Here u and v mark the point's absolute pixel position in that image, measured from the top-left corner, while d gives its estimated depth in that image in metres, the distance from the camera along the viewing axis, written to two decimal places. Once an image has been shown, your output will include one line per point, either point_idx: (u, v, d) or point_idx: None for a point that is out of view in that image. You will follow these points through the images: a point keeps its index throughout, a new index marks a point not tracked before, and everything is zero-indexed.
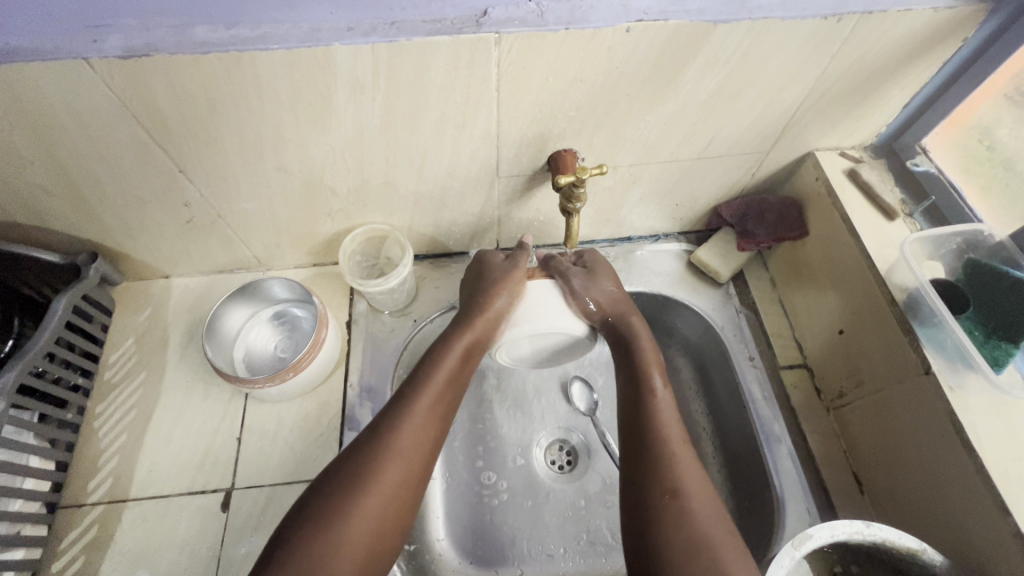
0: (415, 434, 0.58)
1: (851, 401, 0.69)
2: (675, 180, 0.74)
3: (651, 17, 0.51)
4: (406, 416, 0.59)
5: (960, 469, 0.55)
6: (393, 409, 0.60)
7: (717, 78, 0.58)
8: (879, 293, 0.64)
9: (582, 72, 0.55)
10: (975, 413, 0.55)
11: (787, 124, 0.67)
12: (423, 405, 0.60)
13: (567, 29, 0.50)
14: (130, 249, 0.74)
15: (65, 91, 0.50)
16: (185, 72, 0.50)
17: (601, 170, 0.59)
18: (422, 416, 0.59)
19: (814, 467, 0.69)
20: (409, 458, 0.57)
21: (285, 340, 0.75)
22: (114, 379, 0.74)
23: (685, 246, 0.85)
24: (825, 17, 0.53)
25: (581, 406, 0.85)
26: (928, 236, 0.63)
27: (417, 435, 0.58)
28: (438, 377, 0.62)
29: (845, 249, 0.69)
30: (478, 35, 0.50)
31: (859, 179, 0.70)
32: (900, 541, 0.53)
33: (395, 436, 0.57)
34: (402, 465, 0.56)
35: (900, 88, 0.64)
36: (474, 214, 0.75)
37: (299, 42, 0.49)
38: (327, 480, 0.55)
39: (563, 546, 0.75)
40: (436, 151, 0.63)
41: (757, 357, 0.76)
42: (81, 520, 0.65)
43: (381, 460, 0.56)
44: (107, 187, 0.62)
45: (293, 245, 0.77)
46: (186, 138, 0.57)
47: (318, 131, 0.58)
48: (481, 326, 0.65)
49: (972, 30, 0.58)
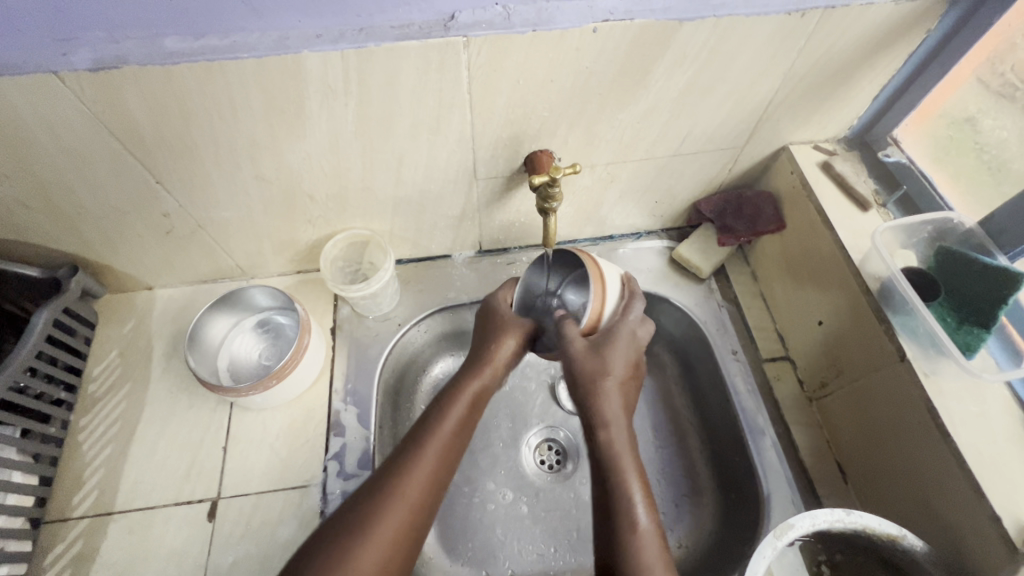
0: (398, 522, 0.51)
1: (832, 391, 0.69)
2: (652, 178, 0.75)
3: (617, 17, 0.51)
4: (391, 499, 0.52)
5: (943, 466, 0.55)
6: (366, 497, 0.52)
7: (686, 75, 0.59)
8: (853, 284, 0.64)
9: (552, 73, 0.56)
10: (950, 398, 0.56)
11: (760, 119, 0.68)
12: (413, 483, 0.53)
13: (534, 31, 0.51)
14: (112, 262, 0.74)
15: (34, 104, 0.50)
16: (156, 83, 0.50)
17: (574, 169, 0.60)
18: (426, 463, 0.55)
19: (798, 457, 0.69)
20: (383, 553, 0.50)
21: (269, 348, 0.76)
22: (98, 392, 0.73)
23: (666, 243, 0.86)
24: (789, 13, 0.53)
25: (569, 405, 0.85)
26: (899, 226, 0.64)
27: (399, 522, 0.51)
28: (431, 448, 0.56)
29: (820, 240, 0.70)
30: (446, 39, 0.50)
31: (833, 172, 0.71)
32: (880, 528, 0.53)
33: (370, 532, 0.50)
34: (375, 557, 0.49)
35: (868, 81, 0.65)
36: (454, 217, 0.75)
37: (268, 50, 0.49)
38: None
39: (553, 546, 0.75)
40: (413, 155, 0.63)
41: (740, 350, 0.77)
42: (66, 534, 0.65)
43: (354, 554, 0.49)
44: (84, 200, 0.62)
45: (275, 253, 0.77)
46: (161, 149, 0.57)
47: (293, 138, 0.59)
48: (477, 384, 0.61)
49: (934, 21, 0.59)
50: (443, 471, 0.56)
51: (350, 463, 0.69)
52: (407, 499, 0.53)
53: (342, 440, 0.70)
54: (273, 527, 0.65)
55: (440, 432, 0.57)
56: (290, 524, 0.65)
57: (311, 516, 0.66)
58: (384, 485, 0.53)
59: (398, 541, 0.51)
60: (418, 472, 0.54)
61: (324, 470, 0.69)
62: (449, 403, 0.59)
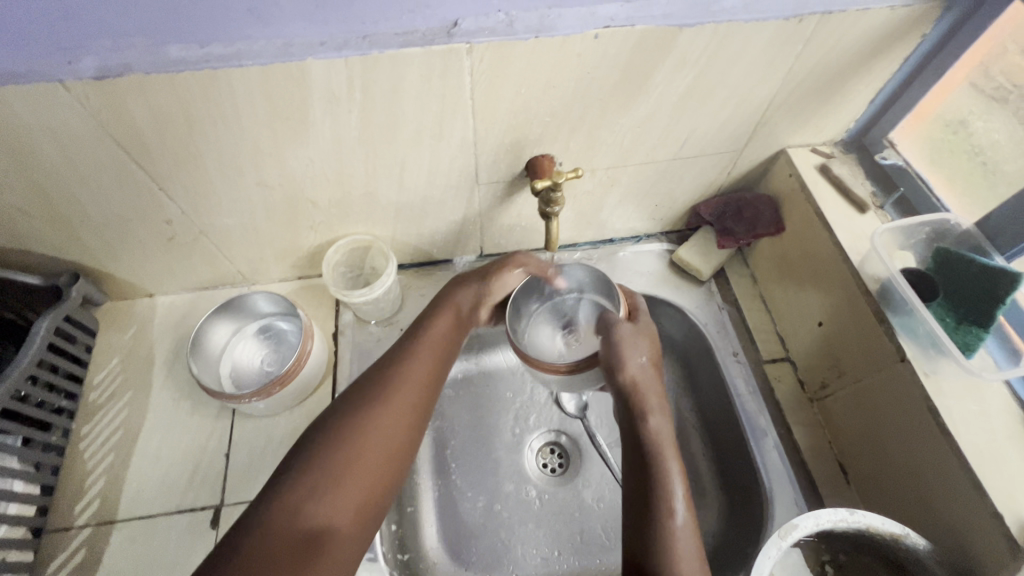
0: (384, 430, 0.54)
1: (833, 391, 0.70)
2: (652, 181, 0.75)
3: (618, 24, 0.52)
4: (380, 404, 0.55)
5: (944, 464, 0.55)
6: (359, 403, 0.55)
7: (686, 80, 0.59)
8: (853, 285, 0.65)
9: (554, 79, 0.56)
10: (950, 397, 0.57)
11: (759, 122, 0.68)
12: (387, 412, 0.55)
13: (536, 37, 0.52)
14: (113, 269, 0.74)
15: (39, 111, 0.50)
16: (161, 90, 0.50)
17: (577, 174, 0.61)
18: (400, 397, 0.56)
19: (800, 458, 0.70)
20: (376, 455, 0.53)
21: (271, 354, 0.76)
22: (99, 400, 0.73)
23: (666, 246, 0.87)
24: (787, 19, 0.54)
25: (571, 408, 0.85)
26: (898, 227, 0.65)
27: (387, 428, 0.54)
28: (416, 364, 0.59)
29: (819, 242, 0.70)
30: (449, 46, 0.51)
31: (831, 175, 0.72)
32: (883, 526, 0.54)
33: (364, 433, 0.53)
34: (363, 459, 0.52)
35: (865, 85, 0.66)
36: (456, 222, 0.76)
37: (273, 58, 0.49)
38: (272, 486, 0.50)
39: (557, 549, 0.75)
40: (415, 161, 0.64)
41: (741, 352, 0.78)
42: (68, 543, 0.64)
43: (333, 467, 0.50)
44: (87, 207, 0.62)
45: (277, 259, 0.77)
46: (164, 156, 0.57)
47: (296, 144, 0.59)
48: (451, 312, 0.65)
49: (929, 27, 0.60)
50: (428, 389, 0.59)
51: None
52: (395, 402, 0.56)
53: None
54: None
55: (425, 348, 0.61)
56: None
57: None
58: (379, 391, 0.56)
59: (381, 454, 0.53)
60: (407, 383, 0.57)
61: None
62: (432, 319, 0.64)
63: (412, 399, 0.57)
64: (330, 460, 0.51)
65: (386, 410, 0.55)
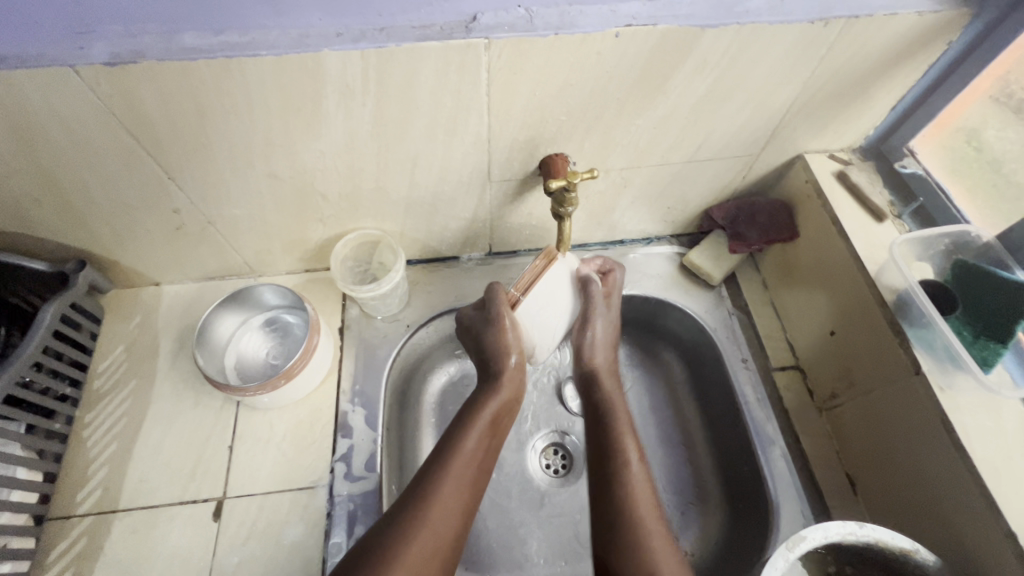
0: (428, 550, 0.53)
1: (842, 402, 0.69)
2: (666, 183, 0.74)
3: (639, 22, 0.51)
4: (424, 520, 0.54)
5: (958, 482, 0.55)
6: (399, 514, 0.54)
7: (705, 82, 0.58)
8: (869, 295, 0.64)
9: (571, 78, 0.55)
10: (966, 413, 0.56)
11: (776, 127, 0.67)
12: (459, 461, 0.59)
13: (556, 34, 0.51)
14: (119, 257, 0.73)
15: (51, 99, 0.49)
16: (173, 79, 0.49)
17: (592, 175, 0.59)
18: (463, 458, 0.59)
19: (808, 468, 0.69)
20: (428, 552, 0.53)
21: (277, 347, 0.75)
22: (103, 388, 0.73)
23: (677, 249, 0.86)
24: (812, 21, 0.53)
25: (574, 407, 0.85)
26: (917, 238, 0.64)
27: (434, 544, 0.53)
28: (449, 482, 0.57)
29: (834, 249, 0.69)
30: (467, 41, 0.50)
31: (848, 182, 0.71)
32: (893, 541, 0.53)
33: (425, 505, 0.55)
34: (426, 557, 0.52)
35: (887, 91, 0.65)
36: (466, 218, 0.75)
37: (288, 49, 0.48)
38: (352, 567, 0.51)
39: (559, 552, 0.75)
40: (427, 157, 0.63)
41: (749, 359, 0.77)
42: (70, 531, 0.64)
43: (408, 540, 0.52)
44: (95, 195, 0.62)
45: (284, 251, 0.77)
46: (175, 146, 0.57)
47: (309, 137, 0.58)
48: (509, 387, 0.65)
49: (956, 34, 0.58)
50: (468, 498, 0.58)
51: (357, 465, 0.68)
52: (466, 450, 0.60)
53: (349, 442, 0.70)
54: (279, 528, 0.65)
55: (462, 453, 0.59)
56: (296, 526, 0.65)
57: (318, 518, 0.65)
58: (418, 503, 0.55)
59: (446, 524, 0.55)
60: (444, 501, 0.56)
61: (331, 471, 0.68)
62: (484, 399, 0.64)
63: (451, 513, 0.56)
64: (401, 533, 0.53)
65: (456, 451, 0.59)
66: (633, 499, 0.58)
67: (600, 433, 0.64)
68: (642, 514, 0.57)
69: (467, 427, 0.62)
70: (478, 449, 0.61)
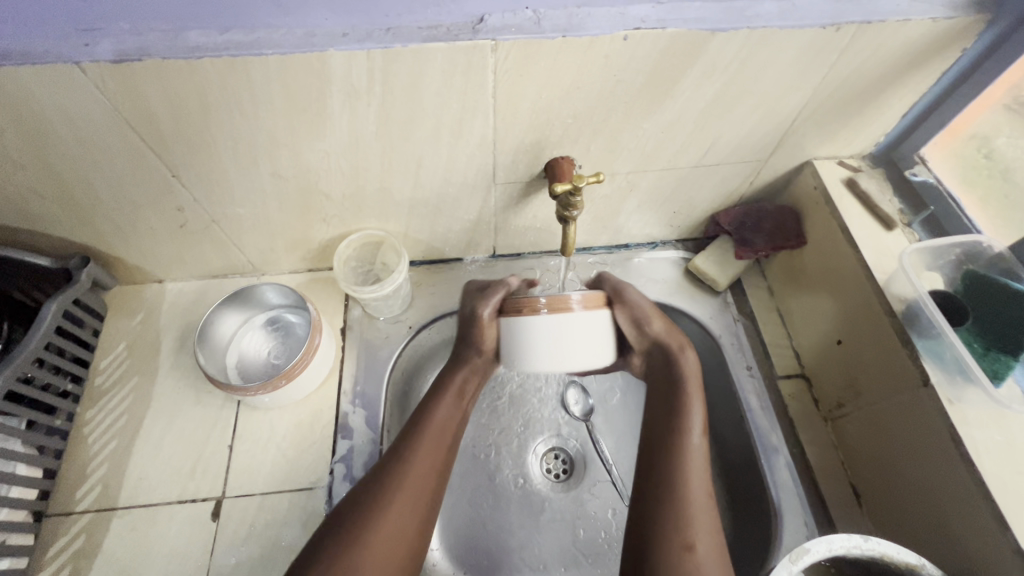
0: (400, 513, 0.55)
1: (848, 412, 0.68)
2: (672, 188, 0.74)
3: (648, 26, 0.50)
4: (396, 487, 0.56)
5: (965, 496, 0.54)
6: (374, 481, 0.56)
7: (714, 87, 0.58)
8: (877, 304, 0.63)
9: (579, 80, 0.55)
10: (975, 426, 0.55)
11: (786, 132, 0.67)
12: (430, 431, 0.60)
13: (564, 37, 0.50)
14: (122, 254, 0.73)
15: (55, 95, 0.49)
16: (178, 77, 0.49)
17: (598, 178, 0.58)
18: (434, 427, 0.61)
19: (812, 478, 0.68)
20: (402, 517, 0.55)
21: (278, 347, 0.75)
22: (105, 385, 0.73)
23: (682, 254, 0.85)
24: (824, 26, 0.52)
25: (577, 411, 0.84)
26: (928, 247, 0.63)
27: (406, 509, 0.55)
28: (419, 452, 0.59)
29: (842, 257, 0.68)
30: (474, 42, 0.49)
31: (858, 189, 0.70)
32: (899, 555, 0.52)
33: (398, 472, 0.57)
34: (398, 522, 0.54)
35: (899, 98, 0.64)
36: (471, 220, 0.74)
37: (293, 48, 0.48)
38: (329, 534, 0.53)
39: (559, 557, 0.74)
40: (431, 159, 0.63)
41: (754, 366, 0.76)
42: (69, 528, 0.64)
43: (381, 506, 0.54)
44: (99, 191, 0.62)
45: (287, 250, 0.76)
46: (180, 144, 0.57)
47: (313, 136, 0.58)
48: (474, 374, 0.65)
49: (970, 41, 0.57)
50: (437, 469, 0.59)
51: (357, 466, 0.68)
52: (437, 420, 0.62)
53: (349, 443, 0.69)
54: (278, 529, 0.64)
55: (433, 420, 0.61)
56: (295, 527, 0.64)
57: (316, 520, 0.65)
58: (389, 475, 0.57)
59: (419, 489, 0.57)
60: (415, 468, 0.57)
61: (330, 473, 0.68)
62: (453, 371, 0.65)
63: (423, 479, 0.57)
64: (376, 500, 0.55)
65: (428, 421, 0.61)
66: (688, 498, 0.54)
67: (671, 412, 0.60)
68: (694, 519, 0.53)
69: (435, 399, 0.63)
70: (450, 418, 0.63)
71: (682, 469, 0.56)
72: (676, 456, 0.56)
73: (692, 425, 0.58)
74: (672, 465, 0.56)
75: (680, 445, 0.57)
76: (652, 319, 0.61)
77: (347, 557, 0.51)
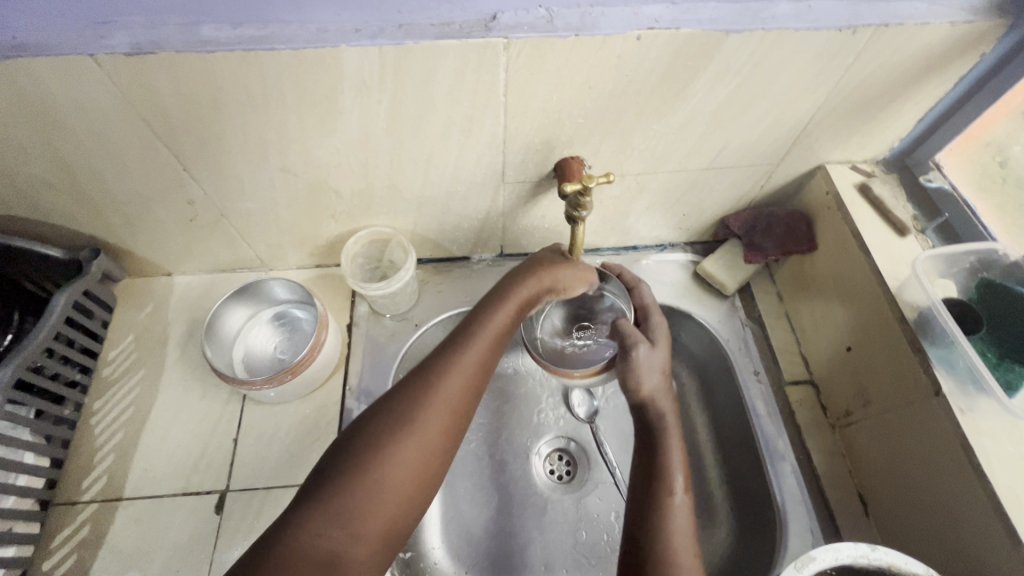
0: (425, 431, 0.51)
1: (857, 419, 0.67)
2: (682, 190, 0.73)
3: (662, 26, 0.50)
4: (429, 400, 0.52)
5: (975, 508, 0.53)
6: (405, 394, 0.52)
7: (728, 88, 0.57)
8: (889, 312, 0.62)
9: (590, 80, 0.54)
10: (987, 437, 0.54)
11: (798, 136, 0.66)
12: (480, 344, 0.56)
13: (576, 36, 0.50)
14: (132, 246, 0.73)
15: (69, 87, 0.50)
16: (191, 71, 0.49)
17: (608, 178, 0.57)
18: (483, 341, 0.56)
19: (818, 486, 0.68)
20: (427, 433, 0.51)
21: (285, 341, 0.75)
22: (112, 376, 0.73)
23: (691, 256, 0.84)
24: (840, 29, 0.52)
25: (581, 413, 0.84)
26: (942, 254, 0.62)
27: (431, 427, 0.51)
28: (452, 380, 0.53)
29: (854, 263, 0.68)
30: (486, 40, 0.49)
31: (871, 195, 0.69)
32: (907, 567, 0.51)
33: (435, 383, 0.53)
34: (421, 439, 0.51)
35: (914, 103, 0.63)
36: (479, 219, 0.74)
37: (305, 43, 0.48)
38: (338, 454, 0.50)
39: (560, 559, 0.74)
40: (441, 156, 0.62)
41: (762, 371, 0.75)
42: (74, 517, 0.64)
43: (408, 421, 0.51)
44: (110, 183, 0.62)
45: (296, 246, 0.77)
46: (191, 138, 0.57)
47: (324, 132, 0.58)
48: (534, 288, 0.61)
49: (989, 45, 0.56)
50: (466, 400, 0.54)
51: None
52: (489, 332, 0.57)
53: None
54: None
55: (488, 331, 0.57)
56: None
57: None
58: (415, 401, 0.52)
59: (456, 404, 0.53)
60: (454, 383, 0.53)
61: None
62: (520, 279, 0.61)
63: (458, 394, 0.53)
64: (404, 415, 0.51)
65: (479, 334, 0.57)
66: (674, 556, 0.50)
67: (652, 466, 0.56)
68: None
69: (492, 311, 0.58)
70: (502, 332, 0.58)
71: (664, 528, 0.51)
72: (659, 516, 0.52)
73: (675, 477, 0.55)
74: (654, 523, 0.52)
75: (662, 503, 0.53)
76: (641, 379, 0.59)
77: (353, 478, 0.48)
